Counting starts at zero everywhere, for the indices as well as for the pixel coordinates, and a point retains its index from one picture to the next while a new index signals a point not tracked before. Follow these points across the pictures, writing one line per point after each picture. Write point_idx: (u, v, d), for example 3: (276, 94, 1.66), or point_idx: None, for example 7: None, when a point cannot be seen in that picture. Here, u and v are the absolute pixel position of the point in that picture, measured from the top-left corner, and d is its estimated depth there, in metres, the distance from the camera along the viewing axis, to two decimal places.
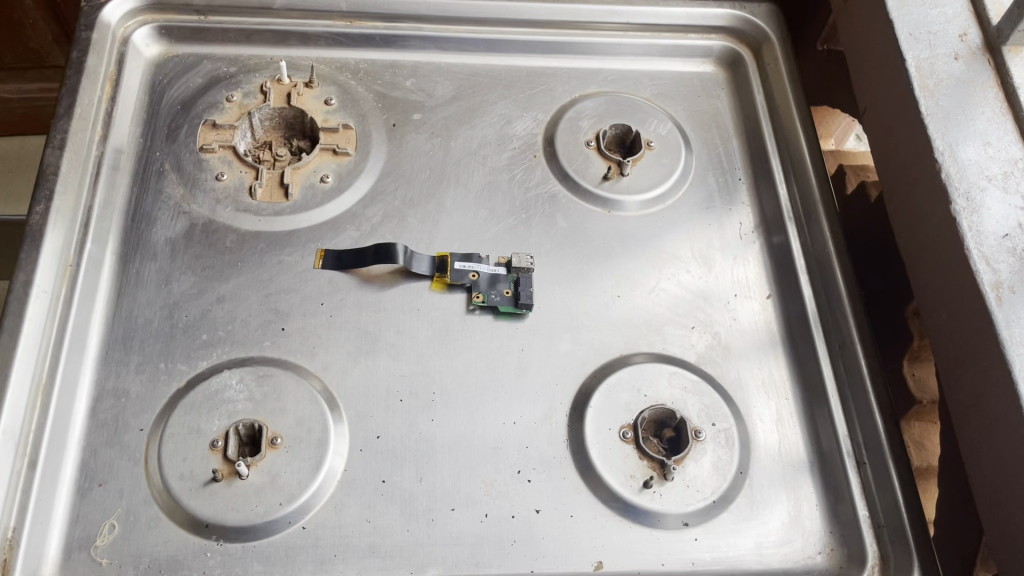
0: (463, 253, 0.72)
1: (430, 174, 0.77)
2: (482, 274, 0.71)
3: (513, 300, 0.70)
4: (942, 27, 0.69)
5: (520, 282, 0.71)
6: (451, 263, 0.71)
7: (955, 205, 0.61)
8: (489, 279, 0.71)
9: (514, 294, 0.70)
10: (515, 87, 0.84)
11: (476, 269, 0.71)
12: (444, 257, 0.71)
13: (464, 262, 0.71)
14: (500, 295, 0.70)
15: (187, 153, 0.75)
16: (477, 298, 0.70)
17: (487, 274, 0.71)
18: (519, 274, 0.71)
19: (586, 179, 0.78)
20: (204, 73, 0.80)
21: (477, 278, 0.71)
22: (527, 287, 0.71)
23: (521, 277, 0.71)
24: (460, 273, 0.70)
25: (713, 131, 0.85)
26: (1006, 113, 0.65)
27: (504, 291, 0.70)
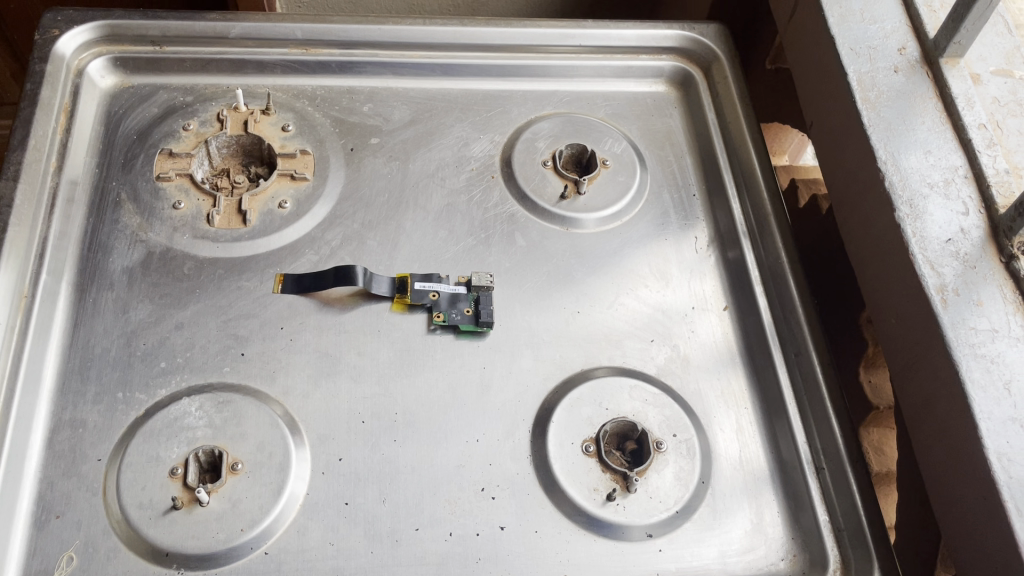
0: (422, 274, 0.73)
1: (390, 197, 0.77)
2: (443, 294, 0.72)
3: (474, 317, 0.71)
4: (881, 42, 0.71)
5: (480, 299, 0.72)
6: (411, 283, 0.71)
7: (899, 213, 0.62)
8: (451, 299, 0.71)
9: (474, 312, 0.71)
10: (472, 110, 0.85)
11: (436, 288, 0.71)
12: (404, 278, 0.72)
13: (424, 282, 0.72)
14: (461, 314, 0.71)
15: (144, 183, 0.74)
16: (437, 318, 0.70)
17: (448, 293, 0.71)
18: (479, 292, 0.72)
19: (543, 198, 0.79)
20: (160, 103, 0.80)
21: (437, 297, 0.71)
22: (487, 305, 0.71)
23: (481, 295, 0.72)
24: (420, 294, 0.71)
25: (667, 149, 0.86)
26: (945, 122, 0.67)
27: (464, 310, 0.71)
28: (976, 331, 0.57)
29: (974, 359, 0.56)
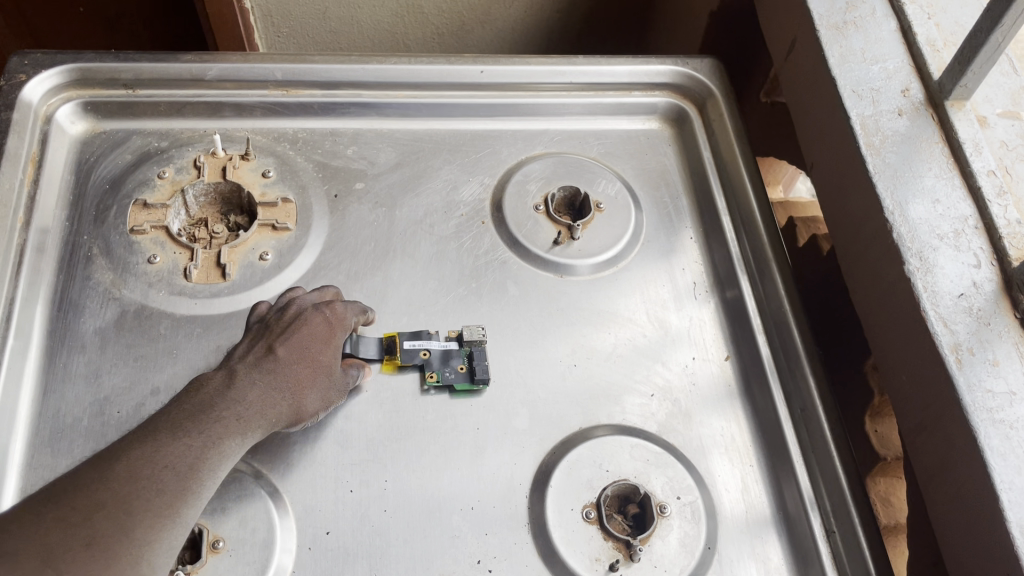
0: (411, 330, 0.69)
1: (376, 246, 0.74)
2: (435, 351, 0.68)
3: (469, 374, 0.67)
4: (883, 84, 0.68)
5: (474, 354, 0.68)
6: (400, 343, 0.68)
7: (909, 266, 0.60)
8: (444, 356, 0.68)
9: (468, 369, 0.68)
10: (460, 151, 0.82)
11: (427, 346, 0.68)
12: (392, 338, 0.68)
13: (414, 340, 0.68)
14: (454, 372, 0.67)
15: (117, 236, 0.71)
16: (431, 379, 0.67)
17: (439, 350, 0.68)
18: (471, 347, 0.69)
19: (535, 244, 0.76)
20: (133, 150, 0.76)
21: (428, 356, 0.68)
22: (482, 361, 0.68)
23: (474, 350, 0.69)
24: (410, 354, 0.67)
25: (662, 189, 0.83)
26: (953, 168, 0.64)
27: (457, 367, 0.68)
28: (994, 394, 0.55)
29: (993, 425, 0.54)
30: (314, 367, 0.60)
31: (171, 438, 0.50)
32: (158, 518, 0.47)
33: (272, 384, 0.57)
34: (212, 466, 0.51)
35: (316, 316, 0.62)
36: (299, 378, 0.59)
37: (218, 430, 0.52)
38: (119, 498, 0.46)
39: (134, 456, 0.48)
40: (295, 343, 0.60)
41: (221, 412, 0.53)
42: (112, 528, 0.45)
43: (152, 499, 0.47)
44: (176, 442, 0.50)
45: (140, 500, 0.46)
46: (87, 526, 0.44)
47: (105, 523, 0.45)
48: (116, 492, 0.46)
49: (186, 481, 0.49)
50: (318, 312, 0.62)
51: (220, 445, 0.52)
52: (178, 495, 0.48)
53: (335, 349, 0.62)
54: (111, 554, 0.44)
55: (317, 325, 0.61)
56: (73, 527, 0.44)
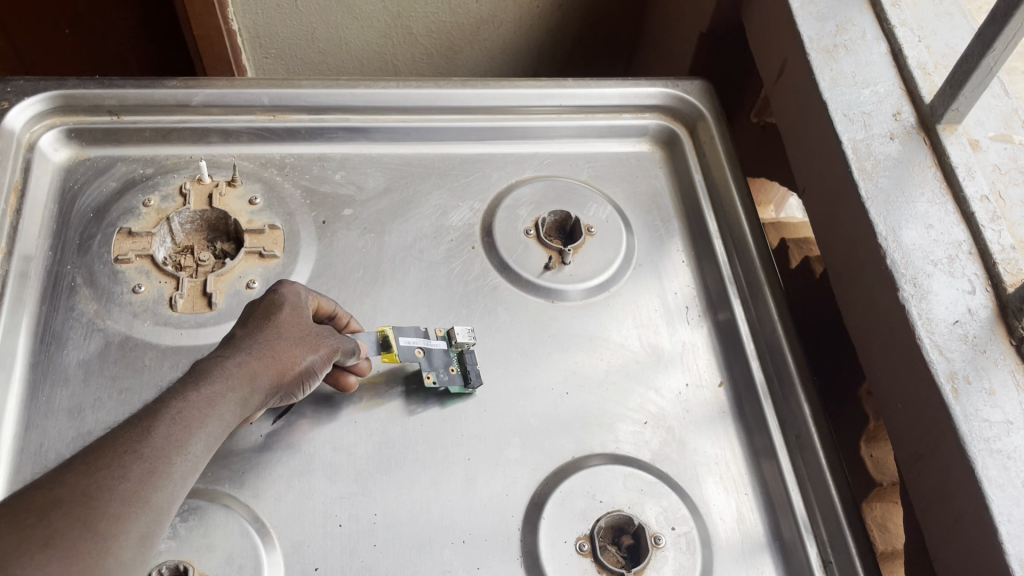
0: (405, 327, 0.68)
1: (364, 273, 0.73)
2: (429, 351, 0.68)
3: (462, 376, 0.68)
4: (874, 107, 0.68)
5: (466, 356, 0.69)
6: (397, 340, 0.66)
7: (902, 293, 0.59)
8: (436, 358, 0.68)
9: (460, 371, 0.68)
10: (449, 175, 0.81)
11: (422, 346, 0.67)
12: (388, 334, 0.67)
13: (409, 338, 0.67)
14: (448, 374, 0.67)
15: (101, 266, 0.70)
16: (427, 379, 0.66)
17: (432, 351, 0.68)
18: (462, 349, 0.69)
19: (526, 269, 0.75)
20: (118, 177, 0.76)
21: (423, 355, 0.67)
22: (473, 364, 0.68)
23: (465, 352, 0.69)
24: (406, 352, 0.66)
25: (653, 212, 0.83)
26: (946, 192, 0.64)
27: (449, 370, 0.68)
28: (991, 423, 0.54)
29: (990, 456, 0.53)
30: (280, 333, 0.58)
31: (133, 430, 0.48)
32: (122, 509, 0.44)
33: (235, 356, 0.55)
34: (184, 449, 0.49)
35: (272, 297, 0.61)
36: (265, 346, 0.57)
37: (185, 413, 0.50)
38: (78, 491, 0.43)
39: (92, 453, 0.46)
40: (253, 324, 0.58)
41: (187, 390, 0.51)
42: (71, 522, 0.42)
43: (116, 489, 0.44)
44: (139, 430, 0.47)
45: (102, 491, 0.44)
46: (46, 520, 0.41)
47: (64, 517, 0.42)
48: (74, 487, 0.43)
49: (154, 468, 0.46)
50: (275, 293, 0.61)
51: (192, 426, 0.50)
52: (146, 483, 0.46)
53: (304, 316, 0.61)
54: (75, 547, 0.41)
55: (282, 305, 0.60)
56: (31, 523, 0.41)
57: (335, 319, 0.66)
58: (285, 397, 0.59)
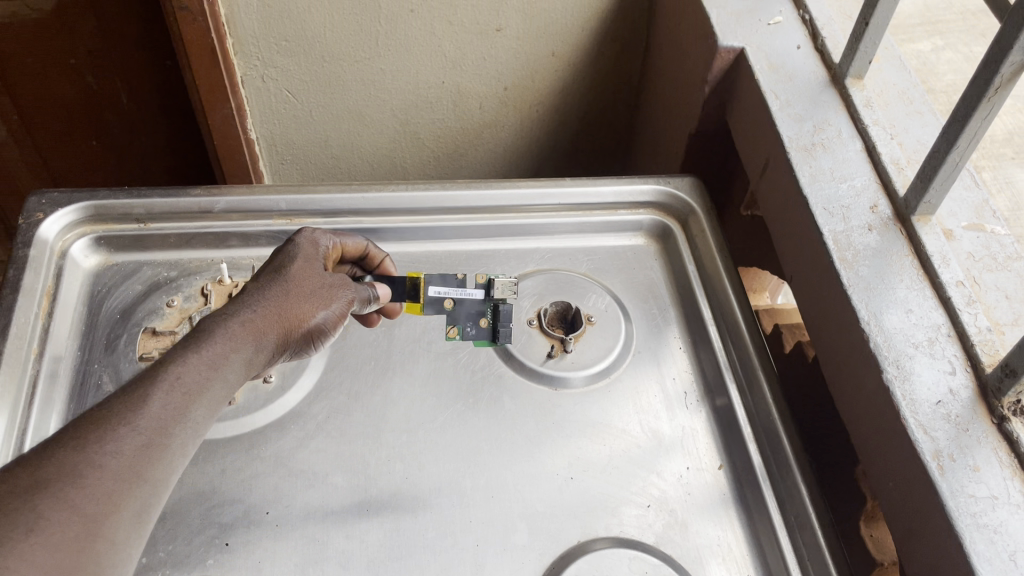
0: (436, 276, 0.81)
1: (375, 365, 0.77)
2: (459, 303, 0.81)
3: (491, 330, 0.80)
4: (852, 201, 0.72)
5: (498, 312, 0.79)
6: (427, 288, 0.80)
7: (887, 374, 0.62)
8: (464, 311, 0.81)
9: (489, 325, 0.80)
10: (456, 270, 0.86)
11: (452, 296, 0.80)
12: (419, 282, 0.80)
13: (441, 287, 0.80)
14: (475, 328, 0.80)
15: (126, 363, 0.73)
16: (454, 333, 0.80)
17: (464, 301, 0.81)
18: (497, 303, 0.80)
19: (530, 358, 0.79)
20: (144, 280, 0.80)
21: (454, 309, 0.80)
22: (506, 322, 0.79)
23: (500, 307, 0.80)
24: (435, 299, 0.80)
25: (650, 302, 0.87)
26: (924, 279, 0.67)
27: (479, 323, 0.80)
28: (976, 499, 0.56)
29: (978, 530, 0.55)
30: (289, 292, 0.65)
31: (125, 403, 0.51)
32: (114, 484, 0.48)
33: (241, 313, 0.61)
34: (182, 418, 0.53)
35: (290, 246, 0.70)
36: (273, 303, 0.63)
37: (185, 378, 0.55)
38: (70, 467, 0.47)
39: (88, 424, 0.50)
40: (265, 280, 0.66)
41: (191, 350, 0.56)
42: (70, 498, 0.46)
43: (110, 464, 0.48)
44: (137, 400, 0.52)
45: (95, 467, 0.48)
46: (40, 497, 0.45)
47: (56, 493, 0.46)
48: (71, 461, 0.47)
49: (152, 439, 0.51)
50: (292, 244, 0.70)
51: (192, 390, 0.54)
52: (142, 454, 0.50)
53: (313, 272, 0.68)
54: (72, 520, 0.45)
55: (296, 259, 0.68)
56: (25, 499, 0.45)
57: (371, 259, 0.79)
58: (297, 349, 0.67)
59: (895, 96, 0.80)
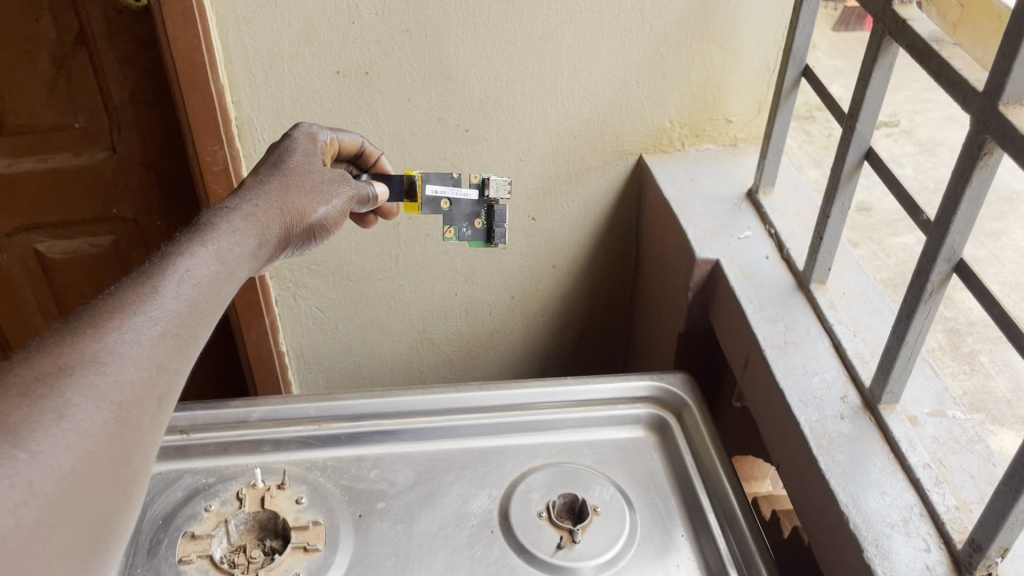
0: (434, 175, 0.88)
1: (395, 560, 0.82)
2: (453, 201, 0.90)
3: (484, 231, 0.92)
4: (824, 392, 0.80)
5: (493, 212, 0.91)
6: (424, 191, 0.88)
7: (868, 554, 0.67)
8: (459, 211, 0.91)
9: (485, 227, 0.92)
10: (469, 467, 0.92)
11: (447, 196, 0.89)
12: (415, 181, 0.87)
13: (437, 189, 0.88)
14: (470, 229, 0.92)
15: (167, 566, 0.80)
16: (450, 235, 0.91)
17: (457, 200, 0.90)
18: (491, 202, 0.91)
19: (541, 548, 0.84)
20: (185, 487, 0.88)
21: (450, 208, 0.90)
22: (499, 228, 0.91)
23: (494, 207, 0.91)
24: (433, 202, 0.89)
25: (652, 491, 0.92)
26: (895, 463, 0.74)
27: (474, 225, 0.92)
28: None
29: None
30: (285, 188, 0.72)
31: (124, 301, 0.52)
32: (133, 378, 0.49)
33: (251, 202, 0.69)
34: (194, 310, 0.56)
35: (290, 138, 0.79)
36: (272, 201, 0.70)
37: (188, 280, 0.56)
38: (93, 354, 0.48)
39: (99, 311, 0.50)
40: (264, 179, 0.72)
41: (196, 245, 0.59)
42: (96, 383, 0.47)
43: (131, 354, 0.50)
44: (150, 292, 0.53)
45: (117, 354, 0.49)
46: (69, 383, 0.46)
47: (83, 377, 0.47)
48: (91, 350, 0.48)
49: (164, 330, 0.52)
50: (294, 136, 0.80)
51: (203, 286, 0.57)
52: (157, 349, 0.51)
53: (313, 159, 0.78)
54: (102, 407, 0.47)
55: (296, 151, 0.77)
56: (53, 384, 0.45)
57: (366, 155, 0.89)
58: (302, 242, 0.73)
59: (856, 297, 0.90)
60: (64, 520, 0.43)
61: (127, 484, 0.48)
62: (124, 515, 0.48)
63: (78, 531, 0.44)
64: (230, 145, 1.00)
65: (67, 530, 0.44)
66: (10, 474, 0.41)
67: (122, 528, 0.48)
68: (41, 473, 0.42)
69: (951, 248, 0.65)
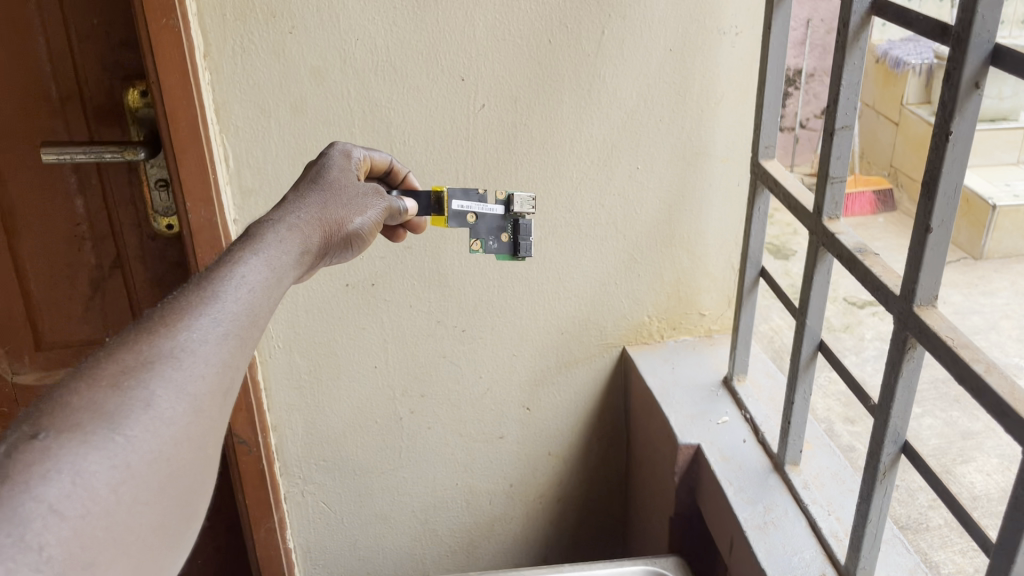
0: (459, 191, 0.89)
1: None
2: (479, 217, 0.91)
3: (511, 244, 0.93)
4: (803, 570, 0.85)
5: (519, 226, 0.93)
6: (449, 201, 0.88)
7: None
8: (485, 225, 0.92)
9: (510, 240, 0.93)
10: None
11: (472, 209, 0.90)
12: (442, 195, 0.88)
13: (461, 200, 0.89)
14: (497, 241, 0.93)
15: None
16: (477, 245, 0.92)
17: (481, 213, 0.91)
18: (516, 216, 0.93)
19: None
20: None
21: (475, 220, 0.91)
22: (524, 236, 0.93)
23: (519, 223, 0.93)
24: (459, 212, 0.89)
25: None
26: None
27: (500, 237, 0.93)
28: None
29: None
30: (324, 202, 0.71)
31: (191, 300, 0.51)
32: (205, 368, 0.48)
33: (291, 212, 0.68)
34: (257, 311, 0.55)
35: (325, 155, 0.79)
36: (311, 212, 0.69)
37: (247, 281, 0.56)
38: (168, 350, 0.48)
39: (168, 311, 0.50)
40: (303, 193, 0.72)
41: (248, 254, 0.58)
42: (173, 371, 0.47)
43: (201, 351, 0.49)
44: (213, 294, 0.52)
45: (189, 350, 0.48)
46: (151, 376, 0.46)
47: (162, 369, 0.46)
48: (165, 342, 0.48)
49: (227, 329, 0.51)
50: (329, 155, 0.79)
51: (259, 290, 0.56)
52: (225, 345, 0.51)
53: (347, 174, 0.77)
54: (181, 398, 0.46)
55: (333, 168, 0.77)
56: (137, 377, 0.45)
57: (394, 174, 0.88)
58: (342, 251, 0.72)
59: (829, 477, 0.95)
60: (156, 500, 0.44)
61: (208, 470, 0.48)
62: (200, 498, 0.48)
63: (160, 507, 0.44)
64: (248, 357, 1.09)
65: (158, 507, 0.44)
66: (108, 455, 0.42)
67: (201, 510, 0.48)
68: (138, 453, 0.43)
69: (896, 430, 0.72)
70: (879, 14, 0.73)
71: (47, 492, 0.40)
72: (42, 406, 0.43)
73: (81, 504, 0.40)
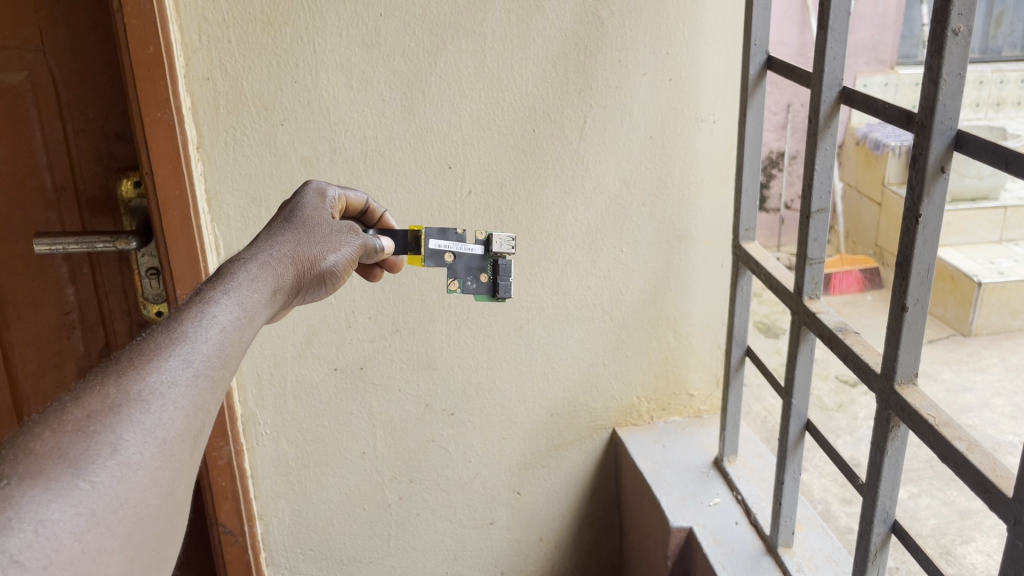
0: (436, 230, 0.84)
1: None
2: (457, 256, 0.86)
3: (490, 286, 0.87)
4: None
5: (498, 266, 0.87)
6: (427, 241, 0.83)
7: None
8: (463, 265, 0.86)
9: (489, 282, 0.87)
10: None
11: (449, 249, 0.85)
12: (419, 234, 0.83)
13: (440, 240, 0.84)
14: (475, 282, 0.87)
15: None
16: (454, 286, 0.86)
17: (459, 254, 0.86)
18: (496, 256, 0.87)
19: None
20: None
21: (453, 260, 0.85)
22: (504, 279, 0.87)
23: (499, 264, 0.87)
24: (436, 253, 0.84)
25: None
26: None
27: (479, 278, 0.87)
28: None
29: None
30: (298, 240, 0.70)
31: (159, 344, 0.51)
32: (172, 414, 0.48)
33: (265, 250, 0.67)
34: (225, 352, 0.54)
35: (303, 194, 0.78)
36: (285, 250, 0.68)
37: (218, 322, 0.55)
38: (135, 393, 0.48)
39: (137, 354, 0.50)
40: (277, 231, 0.71)
41: (220, 295, 0.58)
42: (139, 417, 0.47)
43: (170, 394, 0.49)
44: (183, 336, 0.52)
45: (158, 394, 0.48)
46: (118, 421, 0.46)
47: (129, 414, 0.47)
48: (133, 387, 0.48)
49: (197, 372, 0.51)
50: (305, 194, 0.77)
51: (229, 332, 0.55)
52: (194, 389, 0.51)
53: (323, 212, 0.76)
54: (149, 442, 0.47)
55: (310, 206, 0.76)
56: (104, 422, 0.46)
57: (371, 213, 0.87)
58: (316, 288, 0.71)
59: (822, 559, 0.94)
60: (120, 546, 0.44)
61: (174, 515, 0.49)
62: (168, 543, 0.48)
63: (124, 553, 0.45)
64: (234, 443, 1.08)
65: (122, 553, 0.44)
66: (72, 503, 0.42)
67: (167, 554, 0.49)
68: (102, 499, 0.43)
69: (884, 509, 0.72)
70: (848, 102, 0.76)
71: (9, 542, 0.39)
72: (8, 452, 0.42)
73: (44, 553, 0.40)
